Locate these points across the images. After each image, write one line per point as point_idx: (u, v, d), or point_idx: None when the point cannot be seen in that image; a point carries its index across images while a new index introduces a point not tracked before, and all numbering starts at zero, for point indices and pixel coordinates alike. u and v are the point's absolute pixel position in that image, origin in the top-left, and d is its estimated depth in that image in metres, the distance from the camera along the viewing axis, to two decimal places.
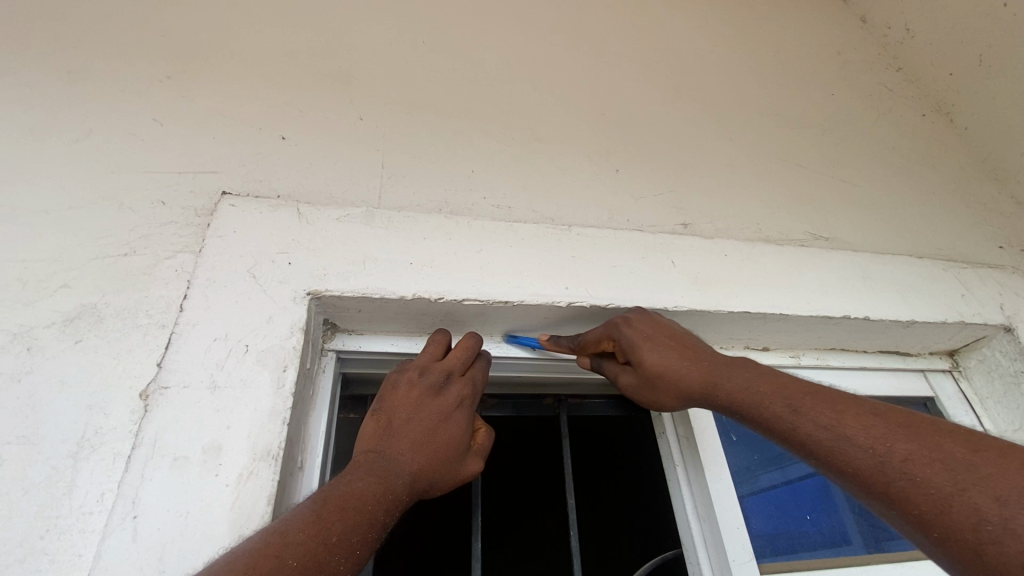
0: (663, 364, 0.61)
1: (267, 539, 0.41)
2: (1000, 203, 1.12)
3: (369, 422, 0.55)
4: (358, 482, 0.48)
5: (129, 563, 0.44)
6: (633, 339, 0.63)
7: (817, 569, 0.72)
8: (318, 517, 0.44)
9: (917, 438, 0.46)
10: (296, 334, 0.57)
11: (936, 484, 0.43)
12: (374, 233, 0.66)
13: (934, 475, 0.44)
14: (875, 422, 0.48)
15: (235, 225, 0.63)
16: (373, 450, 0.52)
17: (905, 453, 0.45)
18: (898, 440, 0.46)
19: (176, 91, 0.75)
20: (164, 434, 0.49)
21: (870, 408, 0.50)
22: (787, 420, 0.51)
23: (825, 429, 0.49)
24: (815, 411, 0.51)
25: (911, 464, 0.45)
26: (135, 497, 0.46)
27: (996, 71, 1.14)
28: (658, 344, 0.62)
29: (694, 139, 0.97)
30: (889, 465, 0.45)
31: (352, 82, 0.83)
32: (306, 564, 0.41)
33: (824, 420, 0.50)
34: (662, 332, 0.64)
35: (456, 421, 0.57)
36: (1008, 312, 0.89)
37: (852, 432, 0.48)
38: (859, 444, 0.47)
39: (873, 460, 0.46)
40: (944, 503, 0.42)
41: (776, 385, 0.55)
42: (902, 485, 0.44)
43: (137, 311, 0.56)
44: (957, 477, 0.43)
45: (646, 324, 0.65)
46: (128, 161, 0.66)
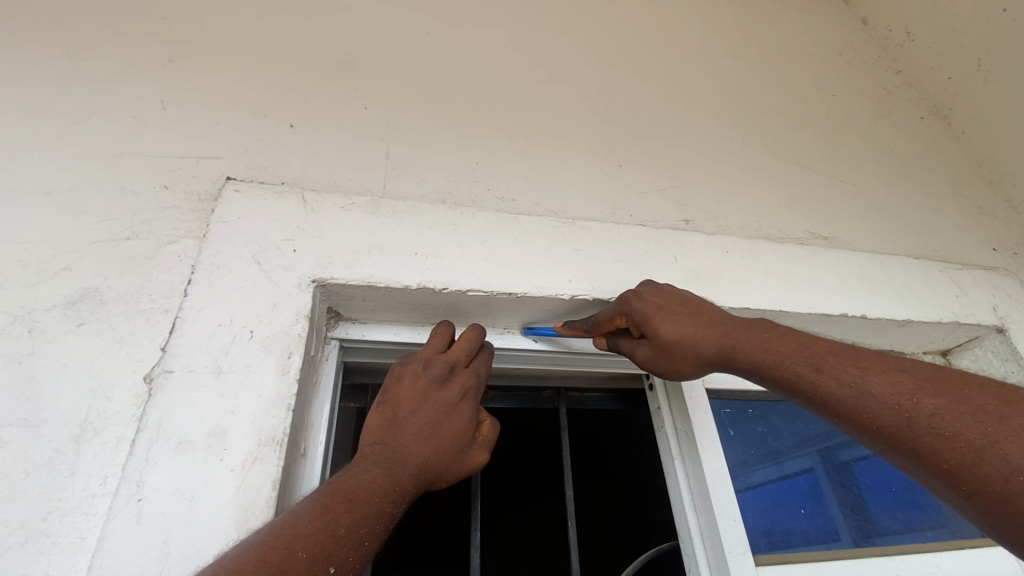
0: (679, 331, 0.59)
1: (276, 531, 0.41)
2: (994, 207, 1.13)
3: (374, 415, 0.55)
4: (366, 474, 0.48)
5: (133, 545, 0.44)
6: (645, 308, 0.61)
7: (812, 562, 0.72)
8: (326, 509, 0.44)
9: (947, 392, 0.45)
10: (301, 321, 0.57)
11: (967, 437, 0.42)
12: (379, 222, 0.66)
13: (964, 428, 0.43)
14: (902, 377, 0.47)
15: (239, 211, 0.62)
16: (379, 443, 0.52)
17: (933, 408, 0.44)
18: (926, 394, 0.45)
19: (179, 75, 0.74)
20: (169, 417, 0.49)
21: (896, 363, 0.49)
22: (809, 378, 0.50)
23: (849, 386, 0.48)
24: (839, 368, 0.50)
25: (939, 418, 0.44)
26: (140, 480, 0.46)
27: (994, 76, 1.15)
28: (671, 312, 0.60)
29: (696, 136, 0.98)
30: (916, 419, 0.44)
31: (357, 71, 0.83)
32: (316, 555, 0.41)
33: (848, 377, 0.48)
34: (673, 301, 0.62)
35: (461, 412, 0.57)
36: (1001, 313, 0.90)
37: (878, 388, 0.47)
38: (883, 399, 0.46)
39: (899, 415, 0.45)
40: (976, 456, 0.42)
41: (799, 345, 0.53)
42: (927, 439, 0.43)
43: (140, 295, 0.56)
44: (988, 429, 0.42)
45: (654, 295, 0.64)
46: (131, 145, 0.66)
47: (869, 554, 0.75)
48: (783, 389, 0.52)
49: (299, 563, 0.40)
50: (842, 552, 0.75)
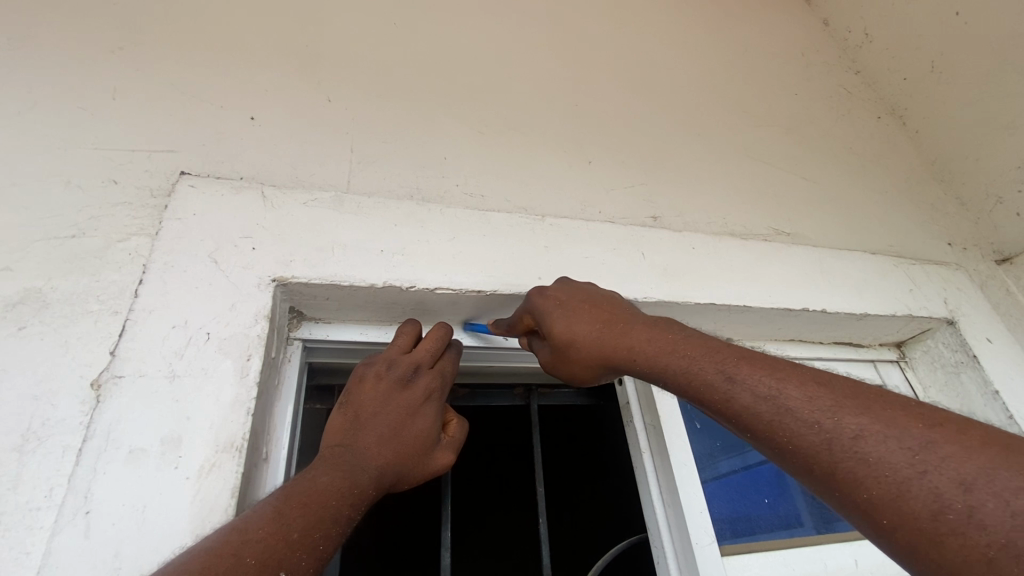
0: (572, 331, 0.59)
1: (224, 537, 0.40)
2: (945, 204, 1.18)
3: (335, 417, 0.54)
4: (323, 478, 0.47)
5: (81, 560, 0.42)
6: (544, 308, 0.61)
7: (774, 550, 0.74)
8: (279, 514, 0.42)
9: (869, 411, 0.43)
10: (261, 322, 0.56)
11: (893, 466, 0.40)
12: (343, 219, 0.64)
13: (888, 455, 0.40)
14: (821, 392, 0.45)
15: (195, 207, 0.60)
16: (339, 445, 0.51)
17: (856, 428, 0.42)
18: (847, 414, 0.43)
19: (130, 63, 0.71)
20: (119, 425, 0.47)
21: (814, 377, 0.47)
22: (721, 389, 0.48)
23: (767, 400, 0.46)
24: (752, 377, 0.48)
25: (862, 441, 0.41)
26: (88, 492, 0.44)
27: (946, 77, 1.19)
28: (571, 310, 0.60)
29: (664, 132, 0.99)
30: (837, 442, 0.42)
31: (321, 63, 0.81)
32: (266, 561, 0.40)
33: (763, 390, 0.46)
34: (579, 297, 0.62)
35: (424, 415, 0.56)
36: (951, 306, 0.94)
37: (796, 404, 0.45)
38: (802, 417, 0.44)
39: (820, 437, 0.43)
40: (902, 487, 0.39)
41: (708, 350, 0.52)
42: (849, 465, 0.41)
43: (86, 296, 0.53)
44: (915, 457, 0.40)
45: (563, 292, 0.63)
46: (77, 137, 0.62)
47: (828, 540, 0.78)
48: (686, 398, 0.52)
49: (246, 569, 0.39)
50: (803, 539, 0.77)
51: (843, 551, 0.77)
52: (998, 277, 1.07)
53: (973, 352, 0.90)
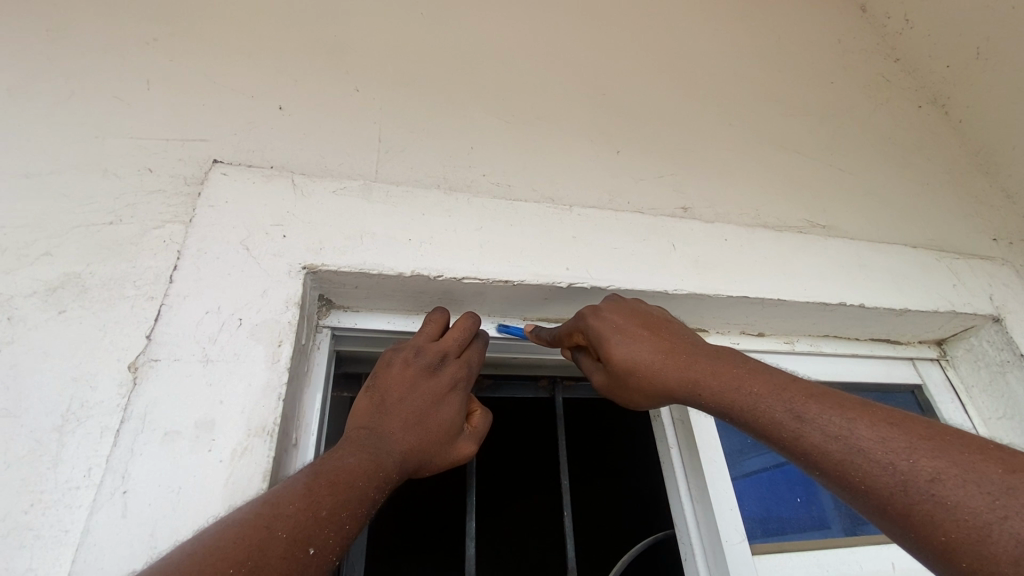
0: (634, 359, 0.57)
1: (255, 511, 0.40)
2: (990, 197, 1.13)
3: (362, 399, 0.54)
4: (350, 458, 0.47)
5: (119, 538, 0.43)
6: (602, 330, 0.59)
7: (807, 551, 0.72)
8: (309, 490, 0.43)
9: (945, 453, 0.42)
10: (292, 309, 0.56)
11: (973, 511, 0.39)
12: (371, 208, 0.64)
13: (967, 498, 0.39)
14: (893, 431, 0.44)
15: (227, 195, 0.60)
16: (365, 426, 0.51)
17: (932, 472, 0.41)
18: (922, 455, 0.42)
19: (163, 54, 0.72)
20: (155, 408, 0.48)
21: (884, 415, 0.45)
22: (790, 427, 0.46)
23: (837, 440, 0.44)
24: (823, 417, 0.46)
25: (940, 485, 0.40)
26: (125, 472, 0.45)
27: (992, 64, 1.14)
28: (630, 336, 0.58)
29: (694, 121, 0.96)
30: (913, 484, 0.41)
31: (348, 52, 0.81)
32: (297, 536, 0.40)
33: (833, 429, 0.45)
34: (638, 323, 0.60)
35: (449, 403, 0.56)
36: (997, 303, 0.90)
37: (868, 444, 0.43)
38: (874, 458, 0.43)
39: (893, 478, 0.42)
40: (983, 531, 0.38)
41: (774, 386, 0.50)
42: (926, 507, 0.40)
43: (123, 281, 0.54)
44: (997, 502, 0.39)
45: (621, 314, 0.61)
46: (114, 127, 0.63)
47: (864, 542, 0.76)
48: (751, 433, 0.50)
49: (277, 543, 0.39)
50: (837, 540, 0.75)
51: (877, 554, 0.74)
52: None
53: (1020, 351, 0.86)
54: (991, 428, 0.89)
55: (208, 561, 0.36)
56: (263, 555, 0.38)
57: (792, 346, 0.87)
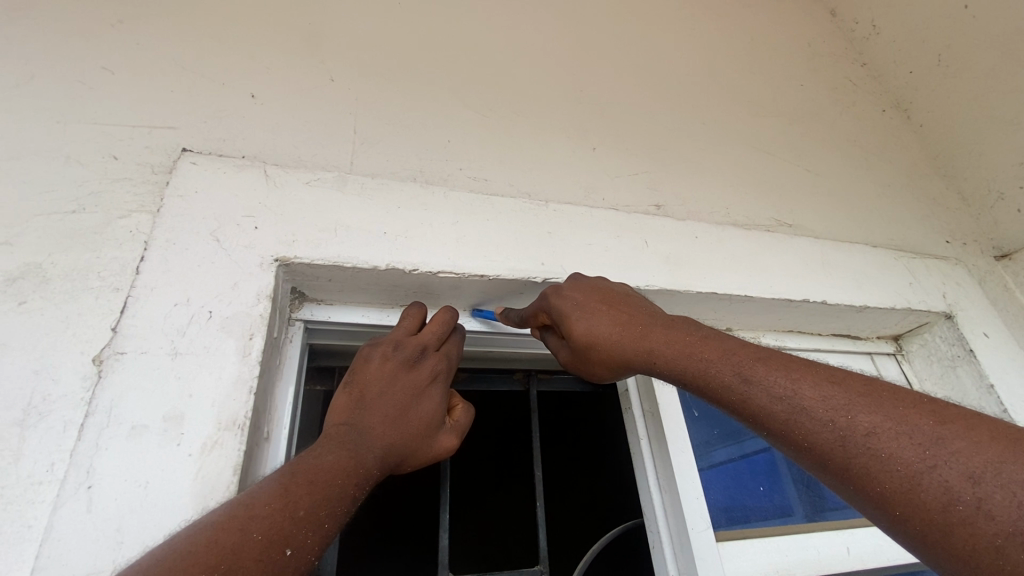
0: (593, 333, 0.58)
1: (230, 513, 0.40)
2: (947, 200, 1.18)
3: (340, 396, 0.54)
4: (329, 456, 0.47)
5: (85, 534, 0.42)
6: (562, 308, 0.61)
7: (768, 537, 0.75)
8: (285, 489, 0.43)
9: (881, 408, 0.43)
10: (264, 302, 0.55)
11: (905, 460, 0.40)
12: (346, 200, 0.64)
13: (899, 450, 0.41)
14: (835, 390, 0.45)
15: (196, 184, 0.59)
16: (345, 423, 0.51)
17: (868, 426, 0.43)
18: (859, 411, 0.43)
19: (129, 37, 0.69)
20: (122, 402, 0.47)
21: (828, 374, 0.47)
22: (737, 390, 0.48)
23: (781, 400, 0.46)
24: (768, 378, 0.48)
25: (875, 438, 0.42)
26: (90, 467, 0.44)
27: (952, 71, 1.19)
28: (589, 310, 0.59)
29: (668, 120, 0.98)
30: (851, 439, 0.43)
31: (324, 42, 0.80)
32: (272, 537, 0.40)
33: (778, 390, 0.46)
34: (596, 297, 0.61)
35: (431, 396, 0.57)
36: (950, 300, 0.94)
37: (809, 402, 0.45)
38: (815, 416, 0.44)
39: (834, 435, 0.43)
40: (914, 481, 0.40)
41: (724, 351, 0.51)
42: (862, 460, 0.42)
43: (87, 272, 0.53)
44: (926, 452, 0.40)
45: (580, 290, 0.62)
46: (78, 112, 0.61)
47: (820, 528, 0.79)
48: (704, 398, 0.51)
49: (253, 546, 0.39)
50: (797, 526, 0.79)
51: (835, 540, 0.78)
52: (995, 272, 1.08)
53: (970, 347, 0.90)
54: None
55: (180, 568, 0.36)
56: (237, 558, 0.38)
57: (758, 340, 0.90)
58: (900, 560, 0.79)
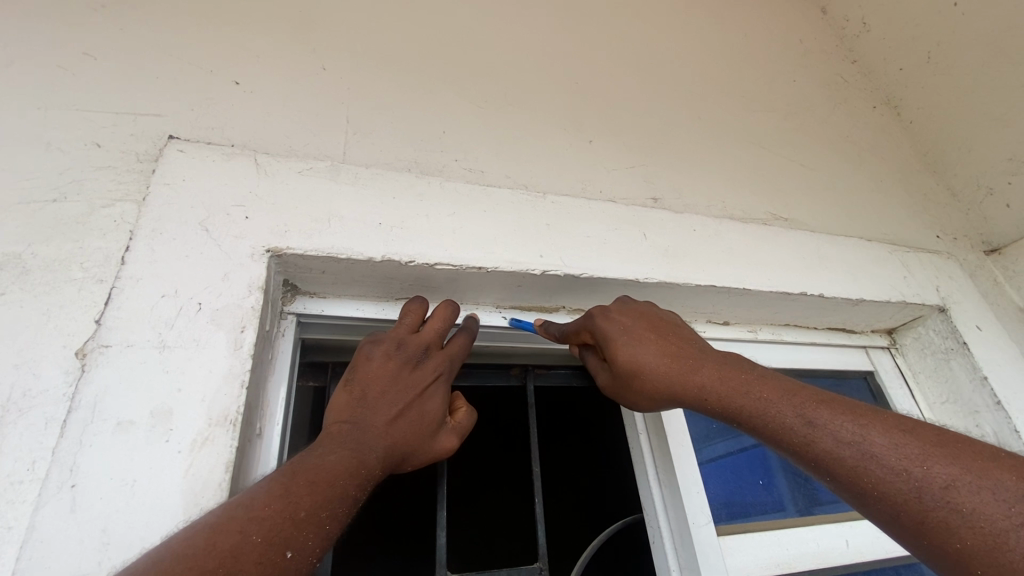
0: (640, 362, 0.57)
1: (229, 515, 0.39)
2: (937, 195, 1.19)
3: (341, 394, 0.52)
4: (330, 456, 0.45)
5: (68, 535, 0.40)
6: (609, 332, 0.60)
7: (768, 531, 0.75)
8: (286, 490, 0.42)
9: (958, 461, 0.44)
10: (255, 294, 0.53)
11: (988, 517, 0.41)
12: (340, 190, 0.62)
13: (981, 505, 0.41)
14: (907, 438, 0.46)
15: (184, 172, 0.57)
16: (346, 422, 0.49)
17: (946, 479, 0.43)
18: (936, 463, 0.44)
19: (112, 22, 0.67)
20: (106, 397, 0.45)
21: (896, 422, 0.47)
22: (801, 432, 0.48)
23: (851, 446, 0.46)
24: (835, 424, 0.48)
25: (953, 491, 0.42)
26: (73, 465, 0.42)
27: (942, 68, 1.20)
28: (638, 338, 0.59)
29: (664, 113, 0.97)
30: (927, 492, 0.43)
31: (315, 30, 0.78)
32: (272, 539, 0.39)
33: (848, 436, 0.47)
34: (644, 325, 0.61)
35: (433, 395, 0.56)
36: (943, 294, 0.95)
37: (882, 450, 0.45)
38: (889, 465, 0.44)
39: (909, 486, 0.43)
40: (998, 538, 0.40)
41: (785, 391, 0.51)
42: (940, 514, 0.42)
43: (70, 262, 0.50)
44: (1010, 509, 0.41)
45: (628, 318, 0.62)
46: (59, 98, 0.59)
47: (818, 521, 0.79)
48: (760, 438, 0.51)
49: (252, 548, 0.38)
50: (795, 520, 0.79)
51: (833, 532, 0.78)
52: (985, 266, 1.09)
53: (963, 340, 0.91)
54: (935, 412, 0.94)
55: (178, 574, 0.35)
56: (236, 561, 0.37)
57: (754, 334, 0.90)
58: (897, 552, 0.79)
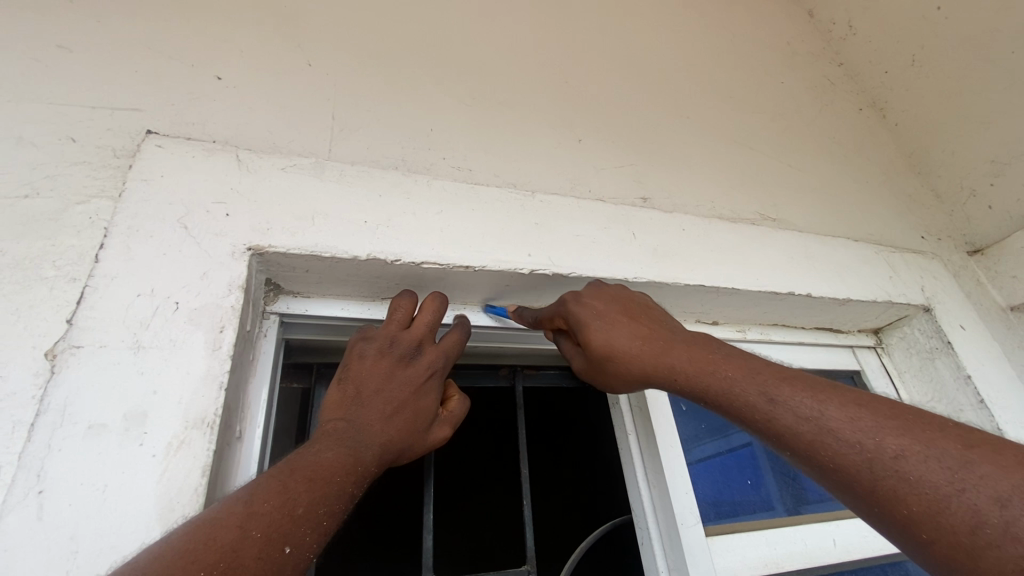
0: (611, 344, 0.57)
1: (227, 510, 0.38)
2: (922, 196, 1.20)
3: (333, 392, 0.51)
4: (328, 453, 0.45)
5: (34, 543, 0.38)
6: (580, 315, 0.60)
7: (756, 531, 0.75)
8: (285, 487, 0.41)
9: (909, 431, 0.43)
10: (235, 293, 0.52)
11: (932, 483, 0.40)
12: (324, 187, 0.61)
13: (928, 473, 0.41)
14: (861, 411, 0.45)
15: (162, 168, 0.56)
16: (342, 419, 0.48)
17: (896, 449, 0.42)
18: (887, 433, 0.43)
19: (88, 15, 0.65)
20: (77, 400, 0.43)
21: (853, 397, 0.47)
22: (762, 409, 0.47)
23: (807, 420, 0.45)
24: (794, 399, 0.47)
25: (903, 460, 0.42)
26: (41, 470, 0.40)
27: (926, 72, 1.21)
28: (610, 321, 0.58)
29: (652, 113, 0.97)
30: (878, 461, 0.42)
31: (299, 26, 0.76)
32: (272, 535, 0.38)
33: (805, 410, 0.46)
34: (616, 307, 0.60)
35: (427, 391, 0.55)
36: (928, 294, 0.96)
37: (838, 424, 0.44)
38: (844, 438, 0.44)
39: (860, 457, 0.43)
40: (941, 504, 0.39)
41: (750, 370, 0.51)
42: (890, 482, 0.41)
43: (41, 261, 0.49)
44: (955, 476, 0.40)
45: (599, 299, 0.61)
46: (30, 91, 0.57)
47: (806, 521, 0.79)
48: (725, 417, 0.51)
49: (252, 543, 0.37)
50: (784, 519, 0.79)
51: (821, 532, 0.78)
52: (969, 267, 1.10)
53: (948, 339, 0.92)
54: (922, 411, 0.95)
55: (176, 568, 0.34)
56: (235, 556, 0.36)
57: (743, 334, 0.90)
58: (884, 550, 0.79)
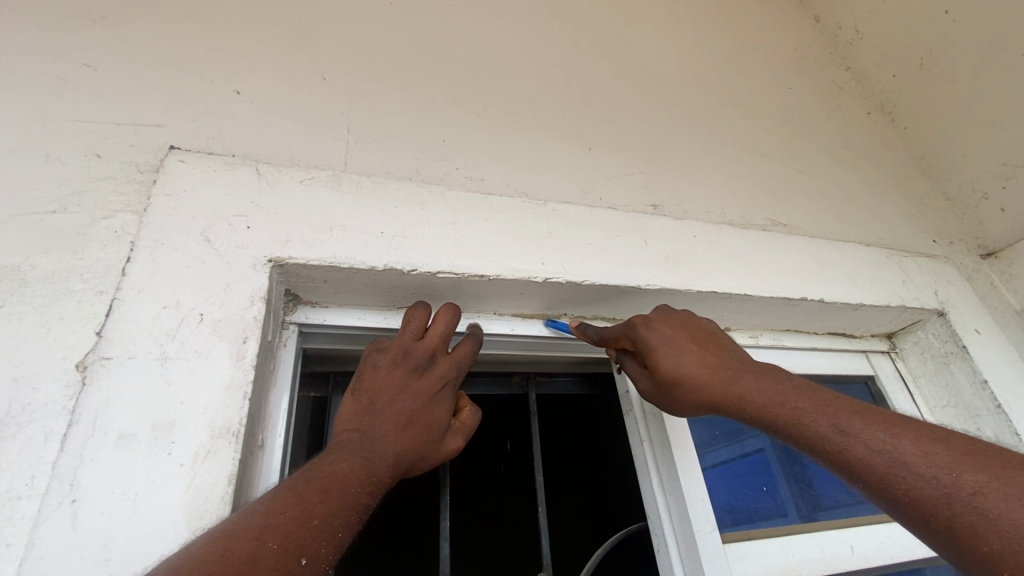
0: (680, 370, 0.58)
1: (245, 521, 0.39)
2: (932, 199, 1.20)
3: (348, 403, 0.52)
4: (343, 464, 0.45)
5: (67, 551, 0.39)
6: (653, 342, 0.61)
7: (772, 537, 0.75)
8: (300, 498, 0.41)
9: (986, 469, 0.43)
10: (257, 304, 0.53)
11: (1014, 521, 0.40)
12: (340, 199, 0.62)
13: (1010, 511, 0.41)
14: (937, 447, 0.45)
15: (185, 183, 0.57)
16: (356, 430, 0.49)
17: (974, 486, 0.42)
18: (966, 470, 0.43)
19: (112, 33, 0.67)
20: (107, 410, 0.44)
21: (928, 432, 0.47)
22: (834, 441, 0.48)
23: (882, 454, 0.46)
24: (866, 432, 0.47)
25: (982, 498, 0.42)
26: (73, 479, 0.42)
27: (934, 75, 1.21)
28: (680, 348, 0.59)
29: (661, 120, 0.98)
30: (956, 498, 0.42)
31: (314, 40, 0.78)
32: (288, 546, 0.39)
33: (877, 443, 0.46)
34: (685, 335, 0.61)
35: (440, 402, 0.56)
36: (942, 297, 0.95)
37: (913, 459, 0.45)
38: (919, 473, 0.44)
39: (938, 492, 0.43)
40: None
41: (819, 401, 0.51)
42: (969, 519, 0.41)
43: (70, 274, 0.50)
44: None
45: (669, 326, 0.63)
46: (57, 109, 0.59)
47: (822, 527, 0.79)
48: (793, 447, 0.51)
49: (269, 555, 0.38)
50: (800, 526, 0.78)
51: (838, 539, 0.77)
52: (983, 270, 1.10)
53: (962, 344, 0.91)
54: (938, 416, 0.95)
55: None
56: (252, 568, 0.37)
57: (756, 340, 0.90)
58: (902, 558, 0.79)
